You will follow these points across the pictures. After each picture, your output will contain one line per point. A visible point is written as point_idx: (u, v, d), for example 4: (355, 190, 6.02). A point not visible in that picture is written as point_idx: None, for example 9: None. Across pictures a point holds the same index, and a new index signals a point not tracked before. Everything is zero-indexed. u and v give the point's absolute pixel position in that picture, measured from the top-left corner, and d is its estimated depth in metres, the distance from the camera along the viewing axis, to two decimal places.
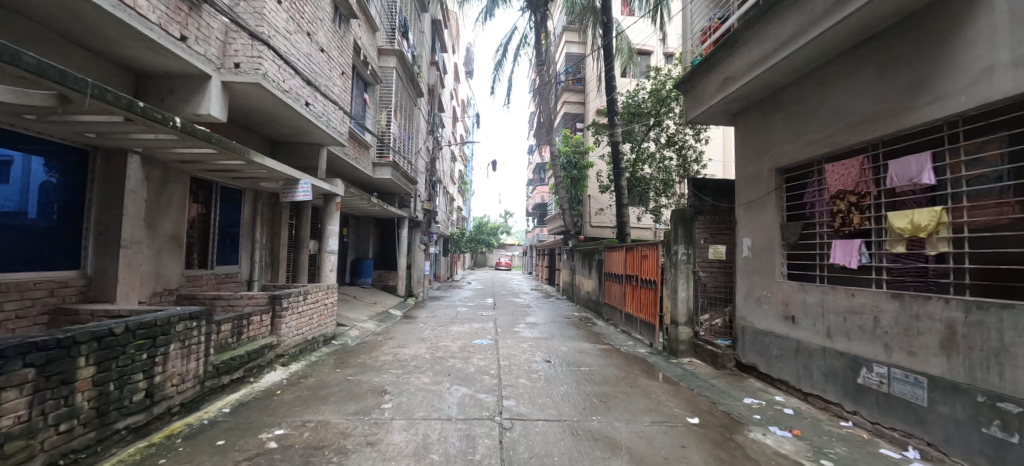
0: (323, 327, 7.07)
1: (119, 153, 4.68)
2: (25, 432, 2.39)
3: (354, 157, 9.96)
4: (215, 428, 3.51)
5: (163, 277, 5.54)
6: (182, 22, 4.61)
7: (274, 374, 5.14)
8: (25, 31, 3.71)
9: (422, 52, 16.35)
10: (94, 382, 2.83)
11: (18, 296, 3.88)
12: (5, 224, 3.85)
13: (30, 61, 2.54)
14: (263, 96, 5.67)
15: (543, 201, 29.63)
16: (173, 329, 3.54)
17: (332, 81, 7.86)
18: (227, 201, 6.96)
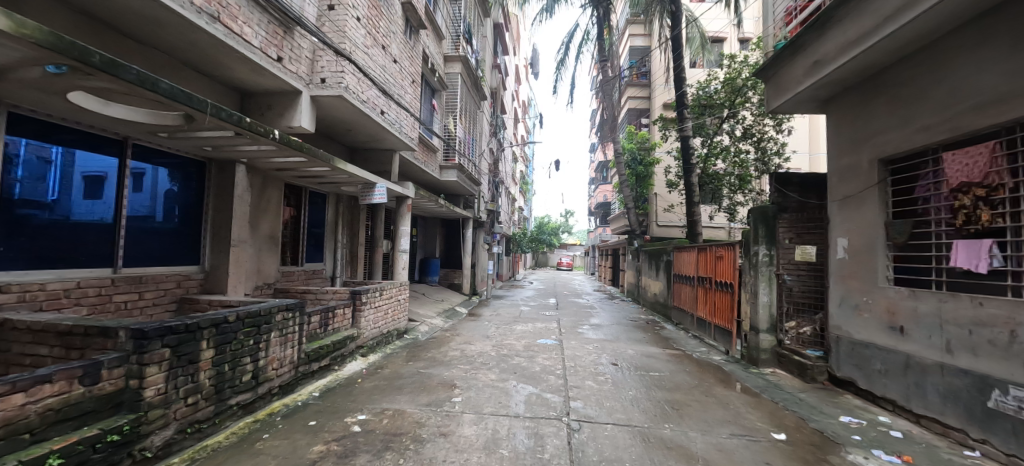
0: (396, 322, 7.50)
1: (228, 163, 5.34)
2: (162, 402, 2.83)
3: (423, 161, 10.47)
4: (307, 409, 3.89)
5: (263, 273, 6.23)
6: (279, 44, 5.17)
7: (355, 363, 5.56)
8: (159, 63, 4.38)
9: (485, 56, 16.71)
10: (212, 363, 3.26)
11: (155, 286, 4.57)
12: (141, 227, 4.50)
13: (165, 87, 2.99)
14: (346, 108, 6.16)
15: (606, 200, 28.99)
16: (273, 319, 3.97)
17: (404, 89, 8.33)
18: (313, 204, 7.65)
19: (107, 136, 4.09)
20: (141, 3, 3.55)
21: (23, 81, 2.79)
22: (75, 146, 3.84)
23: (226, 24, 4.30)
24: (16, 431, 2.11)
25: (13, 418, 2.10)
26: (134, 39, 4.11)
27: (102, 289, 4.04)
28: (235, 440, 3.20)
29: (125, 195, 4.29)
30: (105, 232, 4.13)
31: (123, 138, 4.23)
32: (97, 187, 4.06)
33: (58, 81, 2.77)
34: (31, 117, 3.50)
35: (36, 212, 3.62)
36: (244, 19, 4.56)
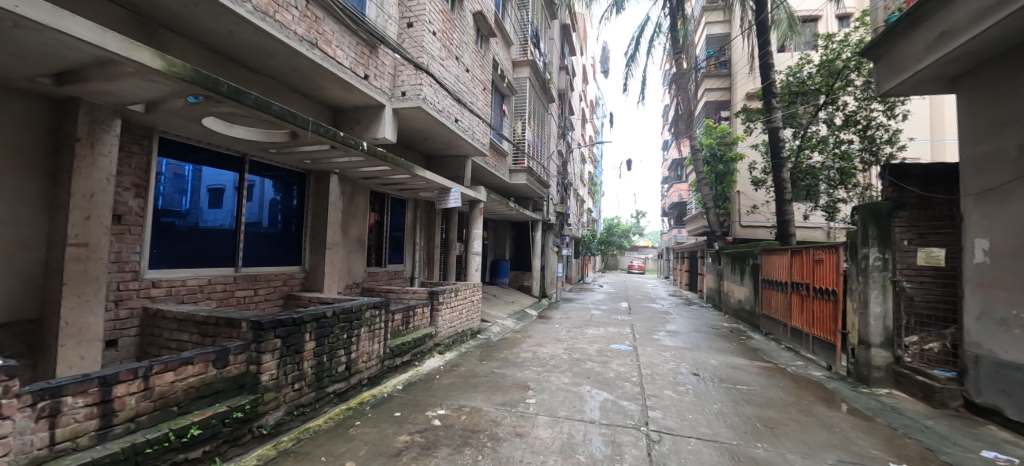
0: (470, 321, 7.75)
1: (324, 174, 5.92)
2: (275, 387, 3.20)
3: (493, 166, 10.72)
4: (392, 401, 4.17)
5: (352, 273, 6.80)
6: (366, 63, 5.62)
7: (433, 360, 5.84)
8: (269, 87, 4.99)
9: (552, 58, 16.72)
10: (313, 353, 3.62)
11: (266, 284, 5.20)
12: (253, 232, 5.11)
13: (276, 109, 3.41)
14: (424, 119, 6.51)
15: (682, 200, 27.43)
16: (363, 315, 4.30)
17: (476, 97, 8.61)
18: (395, 209, 8.19)
19: (229, 154, 4.75)
20: (256, 37, 4.08)
21: (169, 111, 3.34)
22: (203, 164, 4.46)
23: (322, 49, 4.79)
24: (167, 404, 2.55)
25: (165, 393, 2.53)
26: (250, 68, 4.73)
27: (226, 286, 4.69)
28: (332, 425, 3.52)
29: (242, 205, 4.91)
30: (226, 236, 4.77)
31: (240, 154, 4.87)
32: (219, 198, 4.69)
33: (195, 109, 3.28)
34: (174, 140, 4.17)
35: (180, 220, 4.28)
36: (336, 44, 5.04)
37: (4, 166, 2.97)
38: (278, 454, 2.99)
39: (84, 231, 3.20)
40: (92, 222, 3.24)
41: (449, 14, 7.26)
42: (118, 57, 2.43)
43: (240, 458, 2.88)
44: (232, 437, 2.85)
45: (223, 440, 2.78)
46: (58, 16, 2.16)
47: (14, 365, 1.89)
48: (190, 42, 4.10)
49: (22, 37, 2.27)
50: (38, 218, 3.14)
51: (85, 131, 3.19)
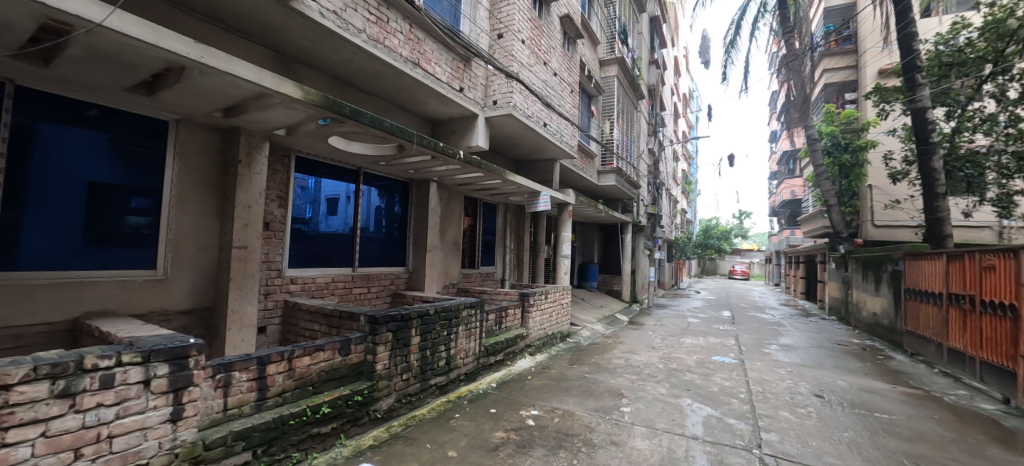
0: (561, 324, 7.74)
1: (424, 182, 6.39)
2: (387, 375, 3.54)
3: (581, 168, 10.61)
4: (487, 398, 4.34)
5: (449, 274, 7.24)
6: (460, 76, 5.93)
7: (524, 361, 5.95)
8: (378, 106, 5.55)
9: (641, 54, 16.06)
10: (418, 347, 3.92)
11: (376, 283, 5.77)
12: (363, 236, 5.68)
13: (387, 125, 3.79)
14: (514, 125, 6.69)
15: (795, 197, 24.36)
16: (460, 314, 4.54)
17: (564, 99, 8.61)
18: (486, 214, 8.54)
19: (346, 167, 5.37)
20: (368, 62, 4.57)
21: (303, 133, 3.89)
22: (324, 177, 5.09)
23: (423, 67, 5.19)
24: (304, 383, 2.97)
25: (303, 374, 2.96)
26: (363, 91, 5.31)
27: (345, 284, 5.31)
28: (434, 415, 3.78)
29: (353, 211, 5.48)
30: (343, 240, 5.38)
31: (355, 167, 5.48)
32: (335, 206, 5.27)
33: (323, 130, 3.78)
34: (305, 158, 4.84)
35: (310, 226, 4.94)
36: (435, 61, 5.41)
37: (191, 185, 3.73)
38: (389, 437, 3.31)
39: (243, 236, 3.88)
40: (249, 229, 3.91)
41: (537, 21, 7.39)
42: (269, 90, 2.91)
43: (359, 436, 3.24)
44: (352, 418, 3.21)
45: (346, 419, 3.16)
46: (229, 62, 2.67)
47: (201, 343, 2.34)
48: (317, 72, 4.74)
49: (205, 81, 2.84)
50: (212, 226, 3.88)
51: (243, 153, 3.86)
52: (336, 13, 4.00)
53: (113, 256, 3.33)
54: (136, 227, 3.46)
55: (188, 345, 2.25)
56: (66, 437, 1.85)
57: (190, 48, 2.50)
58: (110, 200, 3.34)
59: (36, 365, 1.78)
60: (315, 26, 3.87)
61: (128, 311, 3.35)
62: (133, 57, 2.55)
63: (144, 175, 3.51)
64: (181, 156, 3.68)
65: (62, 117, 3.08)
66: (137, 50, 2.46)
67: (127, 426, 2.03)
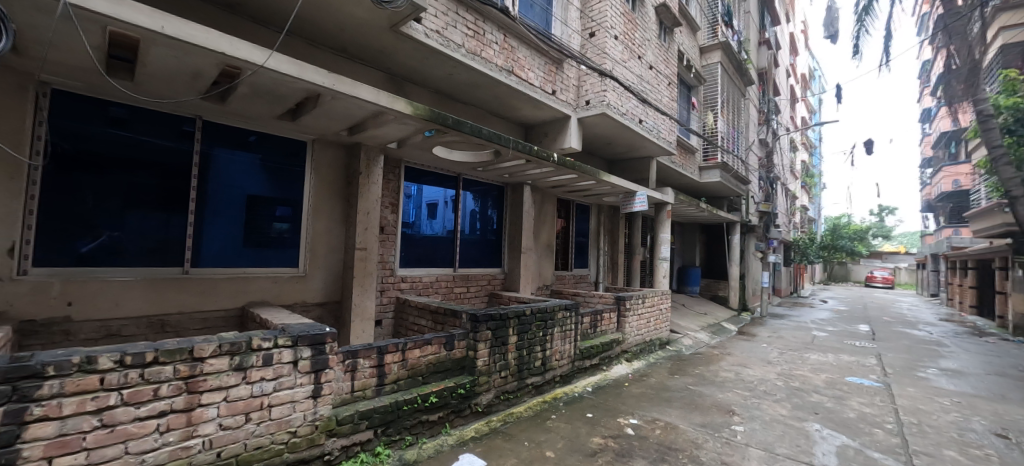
0: (660, 331, 7.32)
1: (518, 185, 6.56)
2: (487, 372, 3.70)
3: (681, 164, 9.96)
4: (584, 402, 4.30)
5: (542, 276, 7.32)
6: (553, 79, 5.96)
7: (621, 367, 5.76)
8: (475, 115, 5.84)
9: (749, 35, 14.55)
10: (516, 346, 4.02)
11: (474, 283, 6.08)
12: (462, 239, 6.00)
13: (485, 132, 3.99)
14: (608, 124, 6.50)
15: (960, 188, 19.90)
16: (556, 316, 4.55)
17: (661, 93, 8.15)
18: (579, 215, 8.46)
19: (447, 174, 5.74)
20: (467, 74, 4.85)
21: (411, 145, 4.27)
22: (425, 184, 5.46)
23: (517, 74, 5.32)
24: (415, 374, 3.25)
25: (414, 365, 3.24)
26: (461, 102, 5.64)
27: (447, 283, 5.70)
28: (531, 414, 3.87)
29: (451, 215, 5.79)
30: (444, 242, 5.75)
31: (455, 173, 5.84)
32: (434, 211, 5.60)
33: (429, 141, 4.11)
34: (412, 167, 5.29)
35: (416, 230, 5.38)
36: (528, 66, 5.51)
37: (323, 195, 4.33)
38: (489, 431, 3.46)
39: (364, 239, 4.38)
40: (368, 232, 4.41)
41: (630, 14, 7.12)
42: (385, 109, 3.26)
43: (462, 427, 3.45)
44: (457, 409, 3.43)
45: (451, 409, 3.38)
46: (353, 86, 3.04)
47: (334, 332, 2.69)
48: (422, 88, 5.16)
49: (336, 105, 3.28)
50: (339, 230, 4.45)
51: (363, 166, 4.37)
52: (438, 32, 4.32)
53: (267, 256, 4.00)
54: (282, 232, 4.11)
55: (325, 333, 2.61)
56: (240, 402, 2.28)
57: (324, 77, 2.91)
58: (265, 210, 4.02)
59: (220, 343, 2.22)
60: (421, 47, 4.22)
61: (278, 302, 4.00)
62: (283, 90, 3.05)
63: (288, 188, 4.15)
64: (316, 171, 4.29)
65: (231, 143, 3.79)
66: (286, 84, 2.93)
67: (282, 398, 2.43)
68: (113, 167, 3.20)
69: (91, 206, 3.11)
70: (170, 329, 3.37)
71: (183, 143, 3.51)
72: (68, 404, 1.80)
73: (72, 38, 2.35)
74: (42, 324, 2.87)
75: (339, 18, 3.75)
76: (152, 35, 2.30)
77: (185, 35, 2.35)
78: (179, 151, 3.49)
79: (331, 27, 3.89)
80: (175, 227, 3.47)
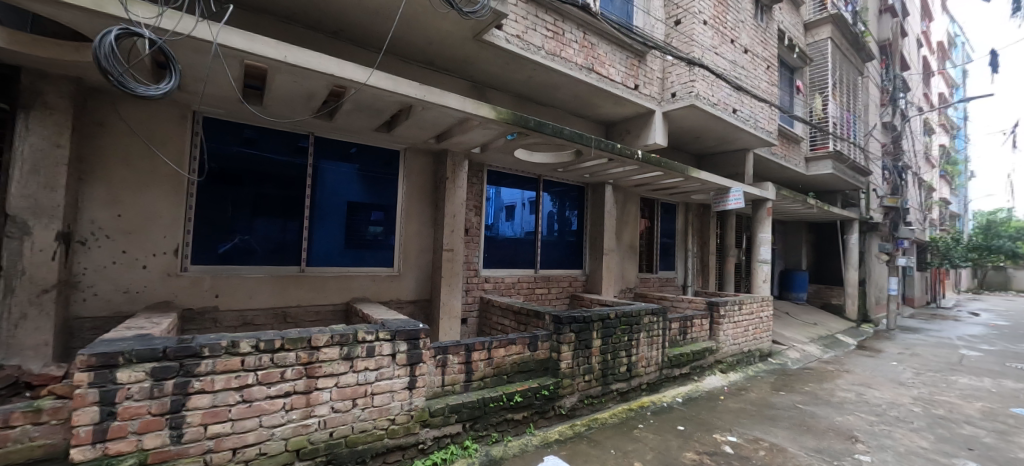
0: (761, 342, 6.64)
1: (599, 185, 6.41)
2: (570, 375, 3.65)
3: (783, 156, 8.96)
4: (673, 413, 4.05)
5: (626, 278, 7.07)
6: (635, 74, 5.69)
7: (715, 378, 5.32)
8: (555, 116, 5.84)
9: (868, 3, 12.62)
10: (600, 350, 3.92)
11: (555, 284, 6.07)
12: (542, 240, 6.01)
13: (566, 131, 3.95)
14: (697, 116, 6.04)
15: None
16: (642, 320, 4.33)
17: (758, 79, 7.39)
18: (665, 214, 8.01)
19: (527, 176, 5.80)
20: (546, 75, 4.85)
21: (493, 149, 4.39)
22: (504, 186, 5.55)
23: (597, 71, 5.18)
24: (500, 372, 3.32)
25: (499, 364, 3.32)
26: (540, 103, 5.67)
27: (528, 284, 5.76)
28: (616, 422, 3.74)
29: (529, 217, 5.83)
30: (525, 243, 5.82)
31: (536, 175, 5.89)
32: (512, 212, 5.67)
33: (510, 144, 4.19)
34: (494, 170, 5.44)
35: (498, 232, 5.53)
36: (609, 62, 5.33)
37: (414, 200, 4.63)
38: (573, 435, 3.42)
39: (451, 240, 4.60)
40: (454, 234, 4.62)
41: None
42: (470, 115, 3.39)
43: (546, 429, 3.45)
44: (541, 410, 3.44)
45: (535, 410, 3.40)
46: (442, 96, 3.21)
47: (427, 328, 2.85)
48: (503, 93, 5.29)
49: (426, 115, 3.50)
50: (428, 232, 4.73)
51: (450, 170, 4.60)
52: (518, 36, 4.37)
53: (367, 256, 4.39)
54: (379, 234, 4.47)
55: (418, 328, 2.78)
56: (348, 388, 2.52)
57: (416, 89, 3.11)
58: (364, 214, 4.40)
59: (332, 334, 2.48)
60: (502, 52, 4.32)
61: (376, 299, 4.36)
62: (381, 104, 3.32)
63: (384, 194, 4.51)
64: (408, 177, 4.61)
65: (337, 154, 4.22)
66: (384, 98, 3.19)
67: (382, 387, 2.64)
68: (246, 180, 3.74)
69: (231, 214, 3.68)
70: (291, 320, 3.85)
71: (299, 157, 3.99)
72: (218, 380, 2.14)
73: (218, 72, 2.79)
74: (197, 312, 3.46)
75: (426, 33, 3.98)
76: (277, 64, 2.64)
77: (304, 62, 2.66)
78: (296, 165, 3.97)
79: (420, 43, 4.14)
80: (292, 231, 3.96)
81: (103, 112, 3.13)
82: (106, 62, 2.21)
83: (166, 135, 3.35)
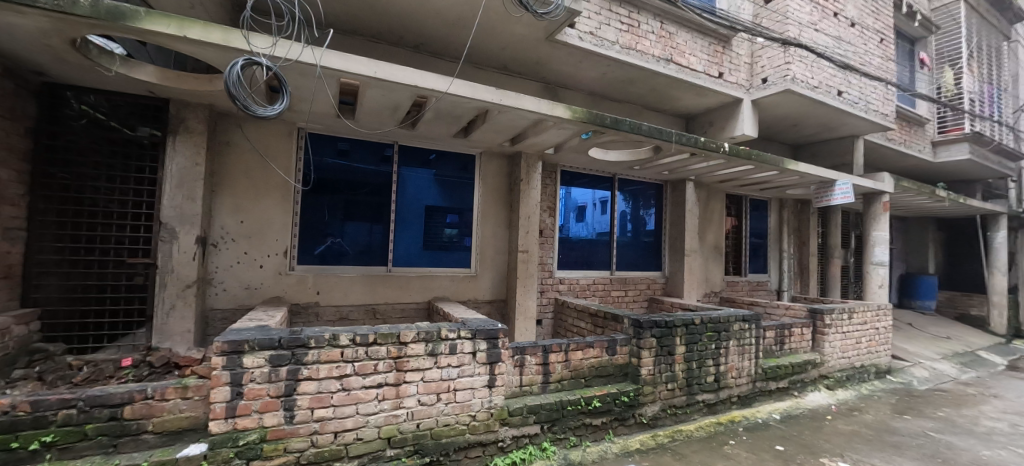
0: (877, 357, 5.80)
1: (680, 182, 6.05)
2: (651, 382, 3.48)
3: (902, 142, 7.75)
4: (770, 431, 3.70)
5: (710, 281, 6.60)
6: (719, 61, 5.28)
7: (819, 395, 4.76)
8: (631, 111, 5.64)
9: None
10: (684, 358, 3.69)
11: (632, 287, 5.85)
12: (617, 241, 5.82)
13: (645, 127, 3.79)
14: (794, 101, 5.44)
15: None
16: (731, 327, 4.00)
17: (869, 55, 6.47)
18: (756, 212, 7.34)
19: (601, 175, 5.67)
20: (622, 70, 4.70)
21: (567, 149, 4.36)
22: (574, 186, 5.46)
23: (676, 62, 4.90)
24: (578, 375, 3.28)
25: (577, 367, 3.27)
26: (615, 99, 5.51)
27: (604, 286, 5.63)
28: (703, 435, 3.50)
29: (601, 217, 5.67)
30: (599, 244, 5.69)
31: (611, 174, 5.73)
32: (583, 213, 5.55)
33: (585, 143, 4.12)
34: (567, 171, 5.39)
35: (572, 233, 5.46)
36: (689, 51, 5.01)
37: (490, 202, 4.75)
38: (656, 445, 3.27)
39: (525, 241, 4.63)
40: (529, 235, 4.65)
41: None
42: (546, 116, 3.39)
43: (626, 437, 3.33)
44: (621, 416, 3.33)
45: (615, 417, 3.30)
46: (518, 98, 3.26)
47: (505, 328, 2.90)
48: (575, 92, 5.23)
49: (501, 119, 3.57)
50: (503, 234, 4.83)
51: (524, 172, 4.65)
52: (592, 33, 4.28)
53: (446, 258, 4.59)
54: (456, 236, 4.66)
55: (497, 328, 2.84)
56: (433, 383, 2.64)
57: (493, 94, 3.19)
58: (442, 217, 4.60)
59: (418, 330, 2.62)
60: (575, 51, 4.27)
61: (456, 298, 4.54)
62: (459, 111, 3.45)
63: (461, 197, 4.68)
64: (483, 180, 4.74)
65: (419, 161, 4.47)
66: (462, 105, 3.32)
67: (464, 383, 2.73)
68: (341, 188, 4.11)
69: (328, 219, 4.07)
70: (381, 316, 4.16)
71: (384, 165, 4.29)
72: (322, 368, 2.36)
73: (319, 92, 3.10)
74: (302, 307, 3.87)
75: (500, 39, 4.06)
76: (369, 80, 2.87)
77: (391, 76, 2.86)
78: (383, 172, 4.28)
79: (494, 48, 4.24)
80: (378, 234, 4.26)
81: (229, 133, 3.64)
82: (234, 89, 2.56)
83: (277, 150, 3.80)
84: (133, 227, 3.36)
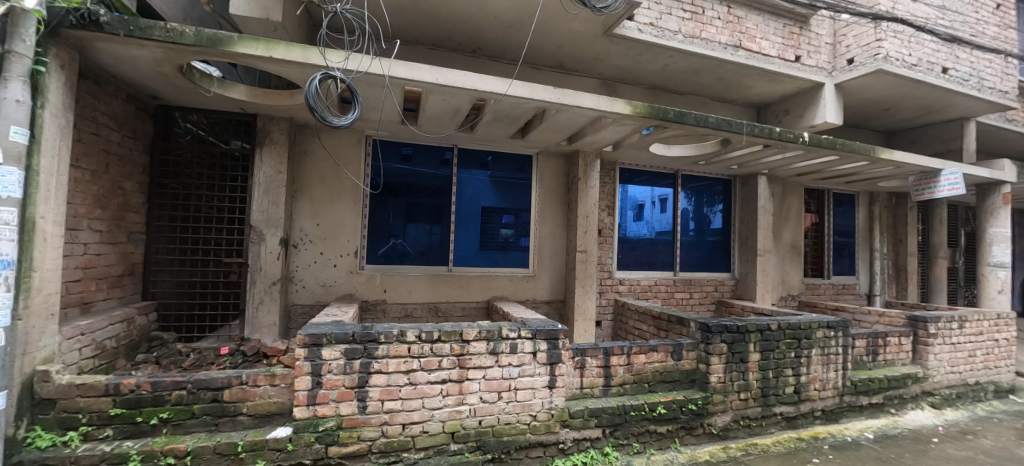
0: (997, 373, 5.02)
1: (751, 176, 5.65)
2: (721, 390, 3.28)
3: None
4: (862, 451, 3.33)
5: (787, 284, 6.08)
6: (796, 43, 4.85)
7: (922, 414, 4.20)
8: (695, 103, 5.36)
9: None
10: (759, 366, 3.43)
11: (698, 289, 5.56)
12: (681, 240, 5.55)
13: (711, 120, 3.59)
14: (887, 82, 4.86)
15: None
16: (813, 334, 3.65)
17: (983, 23, 5.61)
18: (841, 207, 6.66)
19: (663, 171, 5.44)
20: (685, 61, 4.48)
21: (627, 145, 4.23)
22: (632, 184, 5.28)
23: (746, 48, 4.57)
24: (641, 380, 3.17)
25: (639, 371, 3.16)
26: (677, 92, 5.26)
27: (667, 288, 5.40)
28: (782, 451, 3.23)
29: (662, 216, 5.45)
30: (661, 244, 5.47)
31: (673, 170, 5.48)
32: (642, 211, 5.36)
33: (646, 139, 3.98)
34: (626, 168, 5.24)
35: (631, 232, 5.30)
36: (760, 35, 4.65)
37: (548, 202, 4.74)
38: (727, 458, 3.07)
39: (584, 241, 4.56)
40: (588, 235, 4.58)
41: None
42: (605, 113, 3.31)
43: (694, 447, 3.17)
44: (688, 425, 3.17)
45: (681, 425, 3.15)
46: (576, 96, 3.21)
47: (565, 329, 2.87)
48: (634, 86, 5.07)
49: (559, 118, 3.55)
50: (561, 234, 4.79)
51: (582, 171, 4.58)
52: (652, 24, 4.12)
53: (505, 257, 4.64)
54: (514, 236, 4.70)
55: (557, 329, 2.82)
56: (494, 382, 2.68)
57: (551, 93, 3.18)
58: (499, 218, 4.65)
59: (479, 329, 2.67)
60: (633, 44, 4.13)
61: (515, 298, 4.58)
62: (517, 111, 3.48)
63: (519, 198, 4.71)
64: (541, 180, 4.74)
65: (477, 163, 4.57)
66: (520, 106, 3.33)
67: (525, 383, 2.75)
68: (404, 191, 4.31)
69: (393, 221, 4.28)
70: (442, 314, 4.31)
71: (444, 168, 4.44)
72: (391, 363, 2.49)
73: (386, 101, 3.28)
74: (371, 304, 4.10)
75: (557, 37, 4.04)
76: (431, 86, 2.98)
77: (452, 81, 2.95)
78: (443, 175, 4.43)
79: (550, 47, 4.22)
80: (439, 234, 4.41)
81: (308, 143, 3.97)
82: (314, 101, 2.77)
83: (348, 156, 4.07)
84: (229, 230, 3.75)
